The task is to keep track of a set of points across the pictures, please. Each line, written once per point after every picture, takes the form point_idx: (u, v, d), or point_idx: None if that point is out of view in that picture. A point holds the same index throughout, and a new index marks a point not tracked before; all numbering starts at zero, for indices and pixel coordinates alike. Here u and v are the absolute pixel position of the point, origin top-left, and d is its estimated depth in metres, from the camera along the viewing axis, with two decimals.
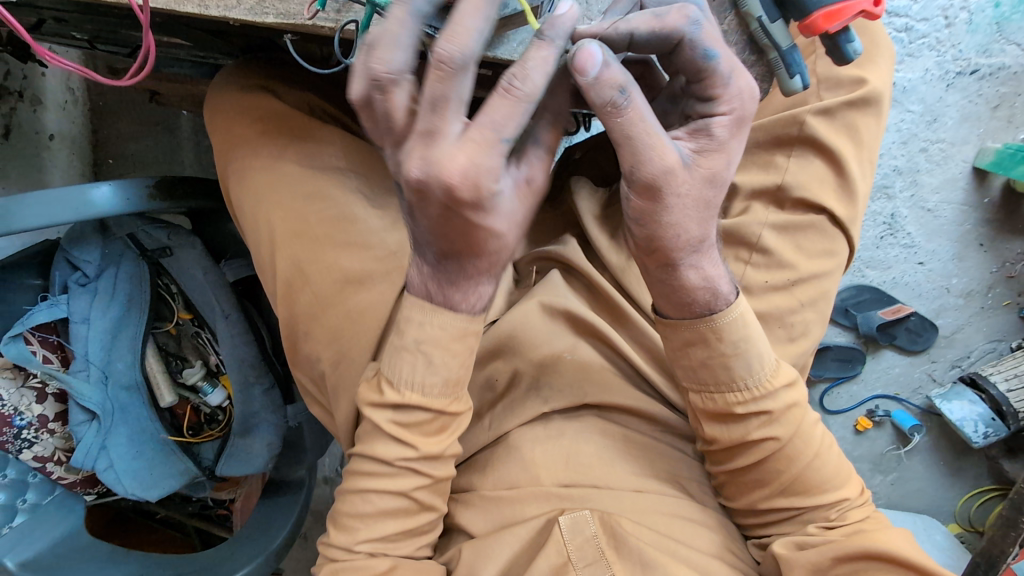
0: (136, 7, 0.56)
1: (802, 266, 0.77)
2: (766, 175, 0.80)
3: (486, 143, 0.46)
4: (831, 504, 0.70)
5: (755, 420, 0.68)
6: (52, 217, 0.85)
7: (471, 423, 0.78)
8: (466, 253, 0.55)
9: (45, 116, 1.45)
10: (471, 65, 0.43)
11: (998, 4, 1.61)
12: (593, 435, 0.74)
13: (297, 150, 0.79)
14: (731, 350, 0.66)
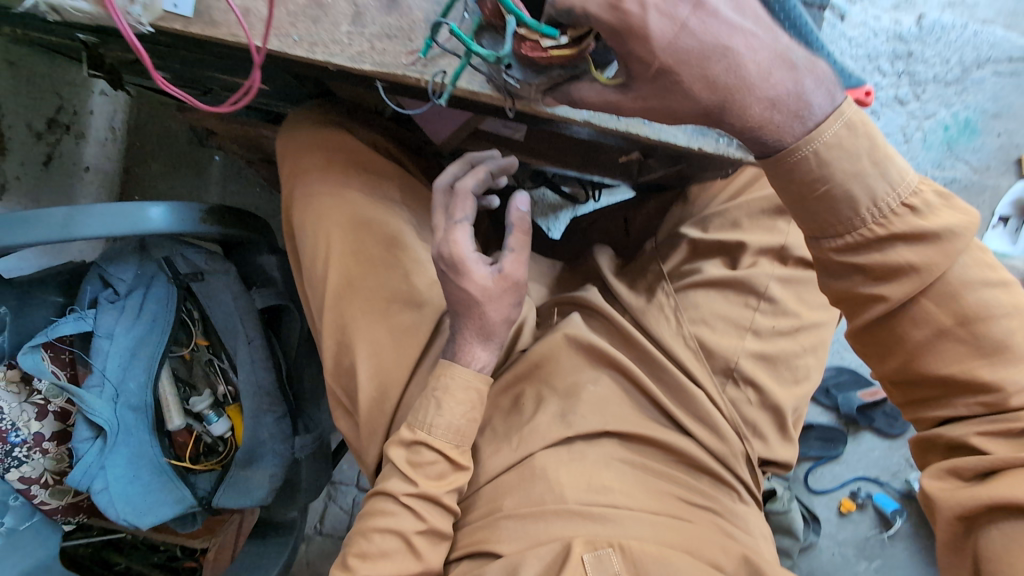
0: (255, 47, 0.64)
1: (806, 316, 0.92)
2: (771, 237, 0.94)
3: (473, 250, 0.72)
4: (1005, 381, 0.64)
5: (865, 275, 0.66)
6: (111, 230, 0.89)
7: (497, 445, 0.83)
8: (466, 326, 0.74)
9: (85, 149, 1.51)
10: (462, 197, 0.74)
11: (946, 126, 1.84)
12: (617, 457, 0.81)
13: (362, 182, 0.85)
14: (836, 177, 0.63)
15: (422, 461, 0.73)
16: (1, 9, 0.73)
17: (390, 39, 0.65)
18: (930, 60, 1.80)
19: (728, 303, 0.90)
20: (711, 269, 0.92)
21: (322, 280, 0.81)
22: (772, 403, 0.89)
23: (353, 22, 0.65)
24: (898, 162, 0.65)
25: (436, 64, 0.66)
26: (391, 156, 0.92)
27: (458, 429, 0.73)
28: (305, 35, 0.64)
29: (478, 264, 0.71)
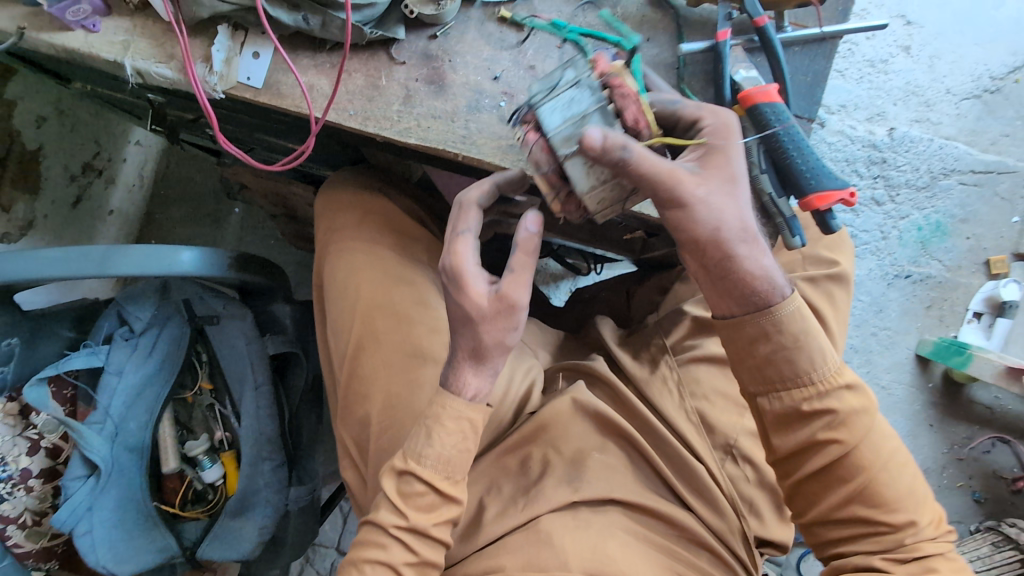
0: (314, 118, 0.72)
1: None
2: None
3: (473, 265, 0.69)
4: (901, 529, 0.68)
5: (824, 427, 0.68)
6: (147, 268, 0.94)
7: (502, 507, 0.84)
8: (467, 348, 0.69)
9: (112, 194, 1.57)
10: (469, 208, 0.70)
11: (920, 227, 1.99)
12: (619, 525, 0.81)
13: (393, 242, 0.91)
14: (793, 341, 0.67)
15: (411, 491, 0.70)
16: (87, 70, 0.84)
17: (434, 119, 0.74)
18: (902, 167, 1.98)
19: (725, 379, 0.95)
20: (710, 343, 0.99)
21: (344, 328, 0.86)
22: (767, 483, 0.91)
23: (405, 102, 0.74)
24: (824, 345, 0.69)
25: (474, 145, 0.74)
26: (421, 222, 0.99)
27: (448, 458, 0.69)
28: (360, 110, 0.73)
29: (476, 278, 0.67)
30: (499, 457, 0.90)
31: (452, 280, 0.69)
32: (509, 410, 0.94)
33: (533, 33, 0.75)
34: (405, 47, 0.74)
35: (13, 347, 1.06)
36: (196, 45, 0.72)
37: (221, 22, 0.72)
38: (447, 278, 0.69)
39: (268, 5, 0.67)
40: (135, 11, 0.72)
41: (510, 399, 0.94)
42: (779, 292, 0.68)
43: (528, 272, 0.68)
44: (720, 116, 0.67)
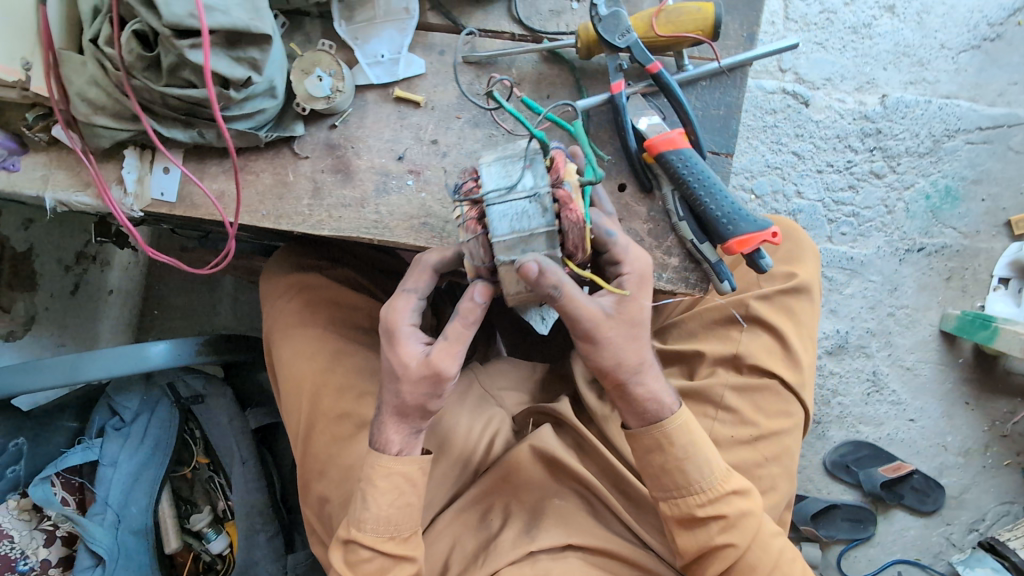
0: (227, 223, 0.73)
1: (760, 424, 0.86)
2: (722, 347, 0.90)
3: (409, 324, 0.69)
4: None
5: (720, 523, 0.74)
6: (112, 371, 0.99)
7: (466, 565, 0.84)
8: (400, 417, 0.71)
9: (109, 274, 1.58)
10: (419, 266, 0.70)
11: (928, 196, 1.87)
12: (579, 572, 0.80)
13: (329, 315, 0.93)
14: (682, 454, 0.73)
15: (357, 559, 0.73)
16: None
17: (345, 207, 0.74)
18: (900, 136, 1.87)
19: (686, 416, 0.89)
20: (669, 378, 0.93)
21: (296, 410, 0.88)
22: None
23: (314, 195, 0.74)
24: (712, 455, 0.75)
25: (388, 229, 0.73)
26: (362, 289, 1.00)
27: (391, 520, 0.72)
28: (271, 210, 0.74)
29: (411, 340, 0.68)
30: (456, 513, 0.89)
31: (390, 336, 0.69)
32: (473, 461, 0.92)
33: (431, 106, 0.75)
34: (308, 141, 0.74)
35: (20, 446, 1.14)
36: (109, 170, 0.74)
37: (129, 144, 0.73)
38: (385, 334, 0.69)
39: (161, 127, 0.68)
40: (46, 146, 0.74)
41: (472, 447, 0.93)
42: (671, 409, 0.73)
43: (460, 342, 0.66)
44: (642, 263, 0.67)
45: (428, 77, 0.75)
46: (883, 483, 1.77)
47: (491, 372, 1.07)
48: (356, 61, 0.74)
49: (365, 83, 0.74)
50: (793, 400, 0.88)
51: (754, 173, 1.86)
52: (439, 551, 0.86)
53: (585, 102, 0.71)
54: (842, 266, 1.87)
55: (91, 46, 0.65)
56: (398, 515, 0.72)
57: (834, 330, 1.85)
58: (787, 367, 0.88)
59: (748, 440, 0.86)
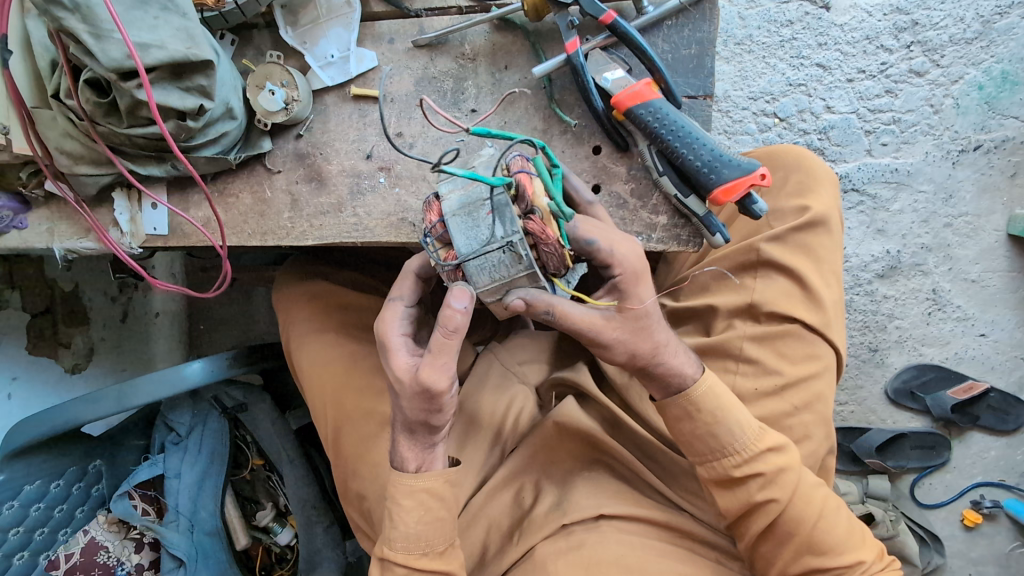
0: (218, 246, 0.75)
1: (789, 373, 0.82)
2: (737, 296, 0.86)
3: (396, 331, 0.74)
4: (850, 569, 0.76)
5: (760, 480, 0.75)
6: (157, 394, 1.06)
7: (501, 544, 0.87)
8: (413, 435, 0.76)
9: (152, 298, 1.69)
10: (405, 274, 0.76)
11: (980, 86, 1.68)
12: (617, 540, 0.80)
13: (339, 320, 0.98)
14: (711, 418, 0.75)
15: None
16: None
17: (324, 215, 0.74)
18: (941, 24, 1.67)
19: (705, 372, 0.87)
20: (685, 338, 0.90)
21: (322, 417, 0.93)
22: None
23: (293, 208, 0.75)
24: (742, 414, 0.76)
25: (368, 230, 0.73)
26: (368, 288, 1.05)
27: (420, 537, 0.76)
28: (255, 228, 0.75)
29: (400, 351, 0.72)
30: (488, 499, 0.89)
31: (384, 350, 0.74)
32: (500, 446, 0.94)
33: (391, 98, 0.74)
34: (277, 154, 0.74)
35: (99, 467, 1.26)
36: (103, 214, 0.77)
37: (116, 186, 0.76)
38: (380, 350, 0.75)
39: (136, 166, 0.71)
40: (45, 200, 0.79)
41: (496, 434, 0.94)
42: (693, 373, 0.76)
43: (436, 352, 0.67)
44: (629, 254, 0.67)
45: (382, 70, 0.75)
46: (954, 406, 1.68)
47: (511, 348, 1.04)
48: (308, 67, 0.74)
49: (320, 87, 0.74)
50: (818, 340, 0.84)
51: (775, 95, 1.72)
52: (475, 536, 0.87)
53: (543, 67, 0.71)
54: (886, 180, 1.71)
55: (55, 100, 0.67)
56: (427, 520, 0.75)
57: (883, 252, 1.72)
58: (808, 309, 0.84)
59: (775, 392, 0.82)
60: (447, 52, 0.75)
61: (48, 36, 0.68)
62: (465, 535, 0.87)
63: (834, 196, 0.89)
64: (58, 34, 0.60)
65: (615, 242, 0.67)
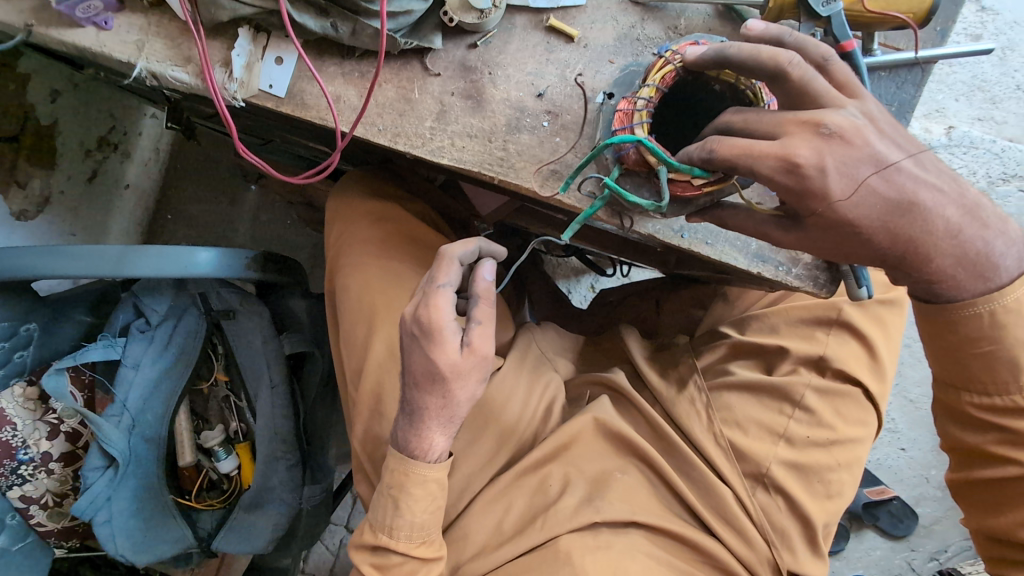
0: (341, 134, 0.66)
1: (841, 430, 0.87)
2: (809, 346, 0.90)
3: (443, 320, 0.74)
4: None
5: (999, 434, 0.71)
6: (162, 269, 0.90)
7: (519, 524, 0.83)
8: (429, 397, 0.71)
9: (128, 168, 1.47)
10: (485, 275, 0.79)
11: None
12: (642, 549, 0.80)
13: (404, 252, 0.92)
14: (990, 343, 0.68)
15: (387, 563, 0.77)
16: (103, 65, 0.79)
17: (471, 138, 0.67)
18: (957, 171, 1.82)
19: (764, 411, 0.87)
20: (739, 370, 0.91)
21: (367, 350, 0.86)
22: (803, 515, 0.84)
23: (439, 119, 0.67)
24: None
25: (513, 169, 0.67)
26: (434, 227, 1.00)
27: (422, 526, 0.75)
28: (390, 125, 0.67)
29: (451, 334, 0.68)
30: (515, 478, 0.86)
31: (435, 311, 0.68)
32: (532, 428, 0.91)
33: (584, 44, 0.68)
34: (442, 57, 0.67)
35: (31, 333, 1.05)
36: (216, 48, 0.66)
37: (243, 24, 0.66)
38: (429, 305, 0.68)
39: (293, 10, 0.61)
40: (148, 8, 0.67)
41: (527, 417, 0.91)
42: (958, 292, 0.66)
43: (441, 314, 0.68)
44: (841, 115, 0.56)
45: (587, 11, 0.69)
46: (867, 504, 1.80)
47: (546, 338, 1.05)
48: None
49: (518, 4, 0.68)
50: (869, 408, 0.90)
51: None
52: (487, 513, 0.85)
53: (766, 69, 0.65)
54: None
55: None
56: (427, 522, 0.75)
57: None
58: (871, 377, 0.90)
59: (823, 444, 0.86)
60: (659, 19, 0.69)
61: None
62: (477, 515, 0.84)
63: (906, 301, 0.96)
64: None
65: (753, 152, 0.56)
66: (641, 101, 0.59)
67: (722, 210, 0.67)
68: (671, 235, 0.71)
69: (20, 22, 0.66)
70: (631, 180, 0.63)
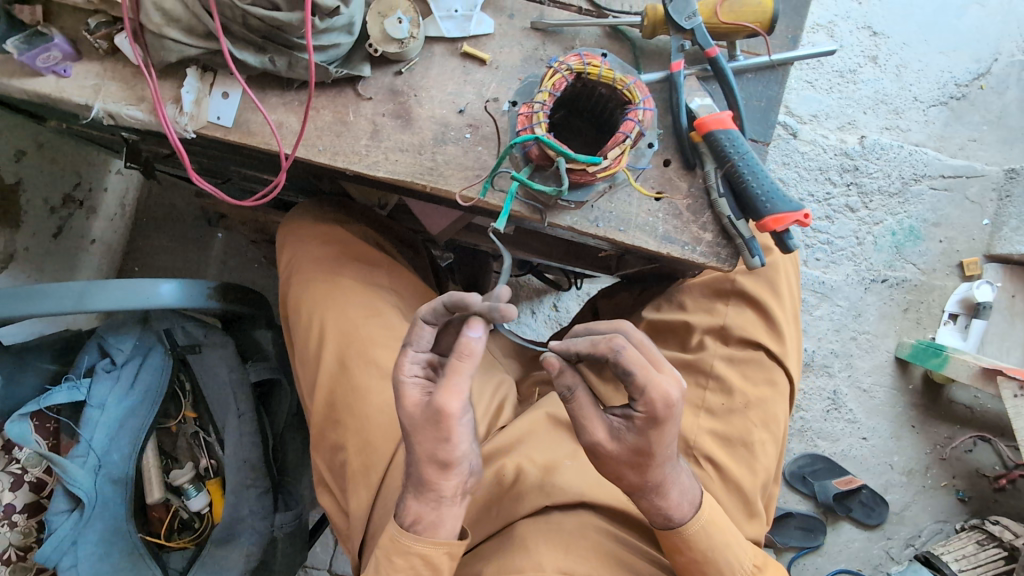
0: (284, 154, 0.74)
1: (748, 392, 0.93)
2: (710, 318, 0.99)
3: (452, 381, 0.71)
4: None
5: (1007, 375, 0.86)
6: (121, 302, 0.93)
7: (477, 516, 0.88)
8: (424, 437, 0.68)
9: (93, 223, 1.51)
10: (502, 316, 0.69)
11: (894, 233, 1.86)
12: (593, 526, 0.84)
13: (352, 269, 1.00)
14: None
15: None
16: (64, 113, 0.86)
17: (402, 151, 0.76)
18: (874, 174, 1.86)
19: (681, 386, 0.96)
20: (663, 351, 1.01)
21: (319, 362, 0.92)
22: (734, 482, 0.90)
23: (373, 136, 0.76)
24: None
25: (442, 177, 0.75)
26: (381, 248, 1.08)
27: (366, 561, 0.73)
28: (328, 145, 0.75)
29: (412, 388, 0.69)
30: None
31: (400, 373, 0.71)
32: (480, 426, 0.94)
33: (495, 66, 0.78)
34: (372, 84, 0.76)
35: None
36: (167, 88, 0.74)
37: (191, 64, 0.74)
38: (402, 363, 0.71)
39: (235, 49, 0.70)
40: (104, 55, 0.75)
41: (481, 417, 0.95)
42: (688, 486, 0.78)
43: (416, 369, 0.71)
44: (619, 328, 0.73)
45: (495, 38, 0.79)
46: (837, 495, 1.75)
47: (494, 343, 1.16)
48: (429, 13, 0.78)
49: (435, 35, 0.78)
50: (776, 367, 0.96)
51: None
52: None
53: (644, 77, 0.78)
54: (814, 289, 1.84)
55: None
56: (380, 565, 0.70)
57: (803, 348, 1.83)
58: (771, 339, 0.97)
59: (739, 408, 0.93)
60: (558, 42, 0.80)
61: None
62: None
63: (793, 272, 1.03)
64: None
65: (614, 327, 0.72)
66: (537, 105, 0.68)
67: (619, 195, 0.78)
68: (588, 224, 0.77)
69: None
70: (541, 174, 0.72)
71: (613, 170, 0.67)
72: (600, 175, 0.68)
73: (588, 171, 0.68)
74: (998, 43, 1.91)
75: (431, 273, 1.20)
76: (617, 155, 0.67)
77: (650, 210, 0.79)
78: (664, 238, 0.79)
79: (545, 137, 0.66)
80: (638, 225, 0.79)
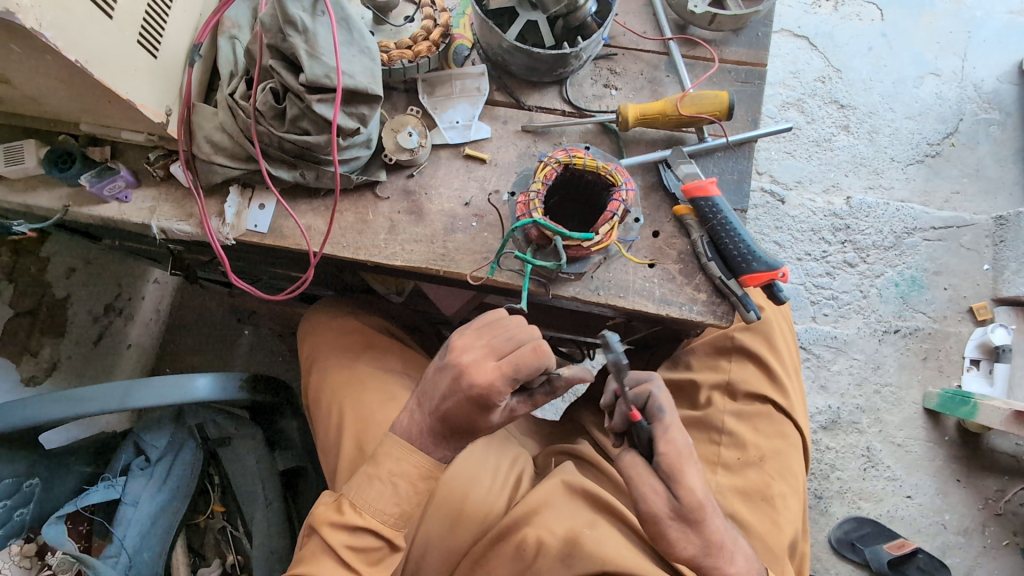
0: (312, 253, 0.84)
1: (761, 445, 0.98)
2: (716, 375, 1.05)
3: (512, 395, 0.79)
4: None
5: None
6: (161, 399, 0.98)
7: None
8: None
9: (130, 329, 1.61)
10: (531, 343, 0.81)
11: (896, 284, 1.89)
12: None
13: (367, 356, 1.07)
14: None
15: None
16: (122, 232, 0.99)
17: (417, 243, 0.85)
18: (866, 231, 1.93)
19: (696, 444, 1.02)
20: None
21: (340, 447, 0.98)
22: (762, 539, 0.92)
23: (390, 231, 0.85)
24: None
25: (453, 262, 0.84)
26: (394, 334, 1.16)
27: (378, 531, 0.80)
28: (351, 242, 0.85)
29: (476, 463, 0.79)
30: (492, 545, 0.92)
31: (463, 344, 0.81)
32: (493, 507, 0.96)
33: (494, 163, 0.89)
34: (388, 186, 0.87)
35: (33, 488, 1.10)
36: (212, 204, 0.86)
37: (232, 183, 0.86)
38: (463, 336, 0.82)
39: (272, 167, 0.82)
40: (159, 180, 0.88)
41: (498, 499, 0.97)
42: None
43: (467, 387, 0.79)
44: None
45: (492, 140, 0.91)
46: (891, 562, 1.62)
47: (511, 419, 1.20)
48: (434, 126, 0.91)
49: (440, 142, 0.89)
50: (786, 421, 1.02)
51: None
52: None
53: (624, 162, 0.89)
54: (826, 344, 1.85)
55: (226, 99, 0.81)
56: (402, 493, 0.80)
57: (826, 406, 1.80)
58: (777, 393, 1.02)
59: (754, 462, 0.97)
60: (546, 139, 0.91)
61: (233, 54, 0.87)
62: None
63: (788, 326, 1.10)
64: (267, 48, 0.77)
65: None
66: (532, 193, 0.77)
67: (613, 264, 0.86)
68: (589, 293, 0.84)
69: (59, 205, 0.85)
70: (540, 252, 0.80)
71: (604, 243, 0.76)
72: (592, 248, 0.76)
73: (582, 245, 0.76)
74: (960, 105, 2.05)
75: (440, 352, 1.26)
76: (607, 227, 0.76)
77: (645, 276, 0.86)
78: (662, 301, 0.85)
79: (541, 220, 0.74)
80: (636, 291, 0.85)
